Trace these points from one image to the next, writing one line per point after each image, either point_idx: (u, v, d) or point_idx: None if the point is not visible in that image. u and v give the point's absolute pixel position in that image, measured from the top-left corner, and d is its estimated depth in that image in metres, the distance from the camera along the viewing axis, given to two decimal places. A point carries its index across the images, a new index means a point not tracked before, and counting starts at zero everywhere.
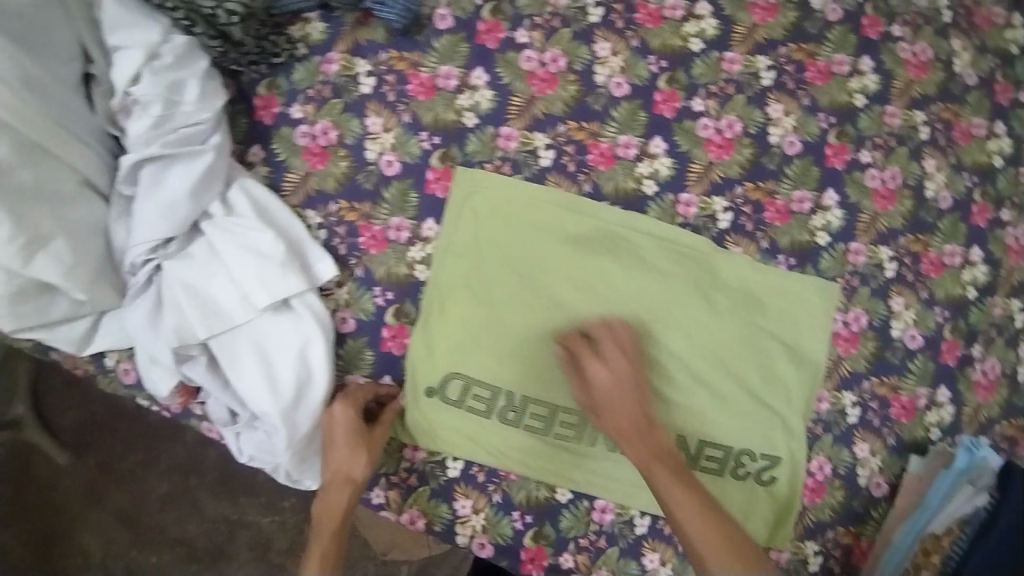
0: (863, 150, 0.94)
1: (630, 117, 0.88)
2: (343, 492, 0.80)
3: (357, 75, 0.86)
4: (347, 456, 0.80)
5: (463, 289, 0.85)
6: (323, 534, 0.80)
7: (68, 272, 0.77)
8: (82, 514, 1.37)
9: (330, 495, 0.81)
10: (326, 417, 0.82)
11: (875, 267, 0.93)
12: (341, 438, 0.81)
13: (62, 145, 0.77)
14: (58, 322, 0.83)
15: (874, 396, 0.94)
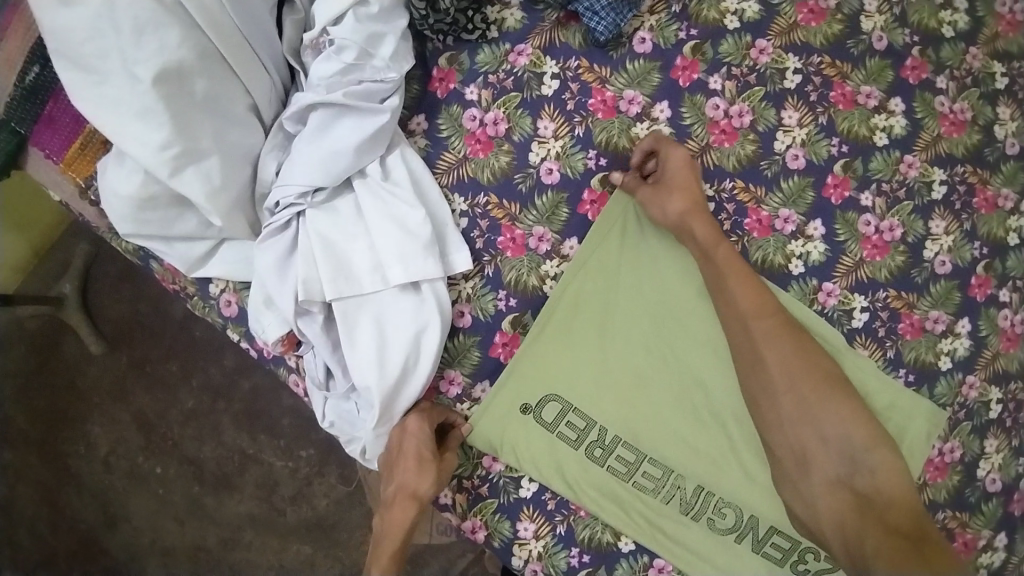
0: (1004, 288, 0.92)
1: (797, 193, 0.86)
2: (404, 513, 0.76)
3: (543, 74, 0.84)
4: (411, 475, 0.76)
5: (593, 307, 0.84)
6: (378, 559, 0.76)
7: (211, 193, 0.74)
8: (100, 407, 1.26)
9: (391, 516, 0.77)
10: (398, 429, 0.78)
11: (981, 404, 0.92)
12: (407, 454, 0.77)
13: (244, 62, 0.74)
14: (182, 238, 0.80)
15: (945, 528, 0.92)
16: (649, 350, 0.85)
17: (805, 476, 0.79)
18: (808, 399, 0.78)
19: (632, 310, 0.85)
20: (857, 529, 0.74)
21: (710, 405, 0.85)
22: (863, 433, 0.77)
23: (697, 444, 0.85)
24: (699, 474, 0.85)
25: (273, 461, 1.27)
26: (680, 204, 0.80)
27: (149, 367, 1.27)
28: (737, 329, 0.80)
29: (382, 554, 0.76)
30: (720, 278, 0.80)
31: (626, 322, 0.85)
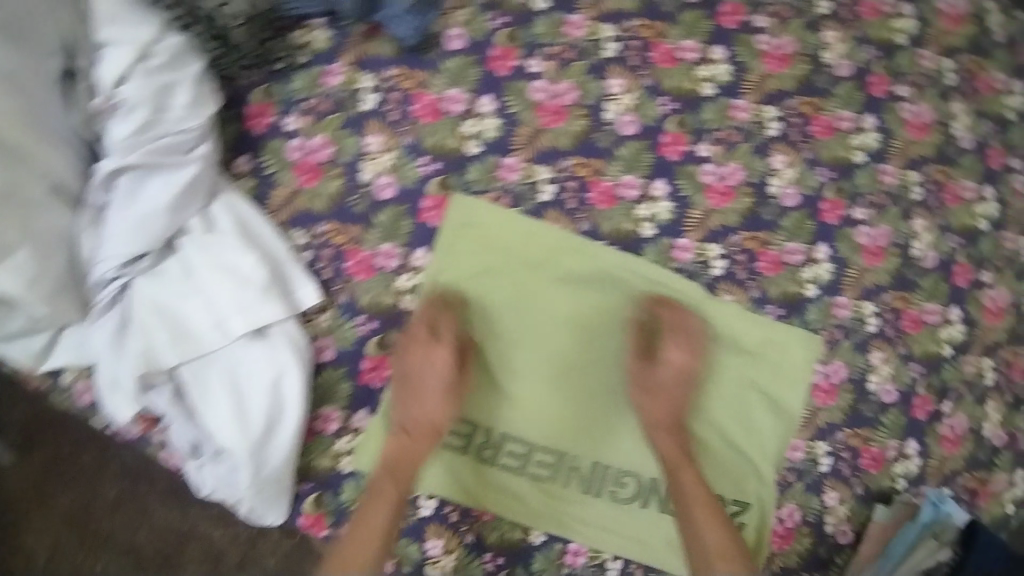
0: (857, 207, 0.94)
1: (636, 157, 0.86)
2: (421, 445, 0.81)
3: (359, 90, 0.82)
4: (437, 406, 0.81)
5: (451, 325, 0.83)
6: (391, 483, 0.80)
7: (29, 284, 0.72)
8: (26, 515, 1.10)
9: (402, 449, 0.81)
10: (423, 357, 0.81)
11: (858, 320, 0.94)
12: (438, 386, 0.81)
13: (33, 145, 0.72)
14: (13, 336, 0.77)
15: (847, 446, 0.94)
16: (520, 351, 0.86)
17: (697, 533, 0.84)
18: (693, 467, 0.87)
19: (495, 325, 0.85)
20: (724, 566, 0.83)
21: (586, 384, 0.88)
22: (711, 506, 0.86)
23: (583, 422, 0.87)
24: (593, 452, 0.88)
25: (209, 530, 1.10)
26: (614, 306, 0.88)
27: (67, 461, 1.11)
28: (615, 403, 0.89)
29: (393, 486, 0.80)
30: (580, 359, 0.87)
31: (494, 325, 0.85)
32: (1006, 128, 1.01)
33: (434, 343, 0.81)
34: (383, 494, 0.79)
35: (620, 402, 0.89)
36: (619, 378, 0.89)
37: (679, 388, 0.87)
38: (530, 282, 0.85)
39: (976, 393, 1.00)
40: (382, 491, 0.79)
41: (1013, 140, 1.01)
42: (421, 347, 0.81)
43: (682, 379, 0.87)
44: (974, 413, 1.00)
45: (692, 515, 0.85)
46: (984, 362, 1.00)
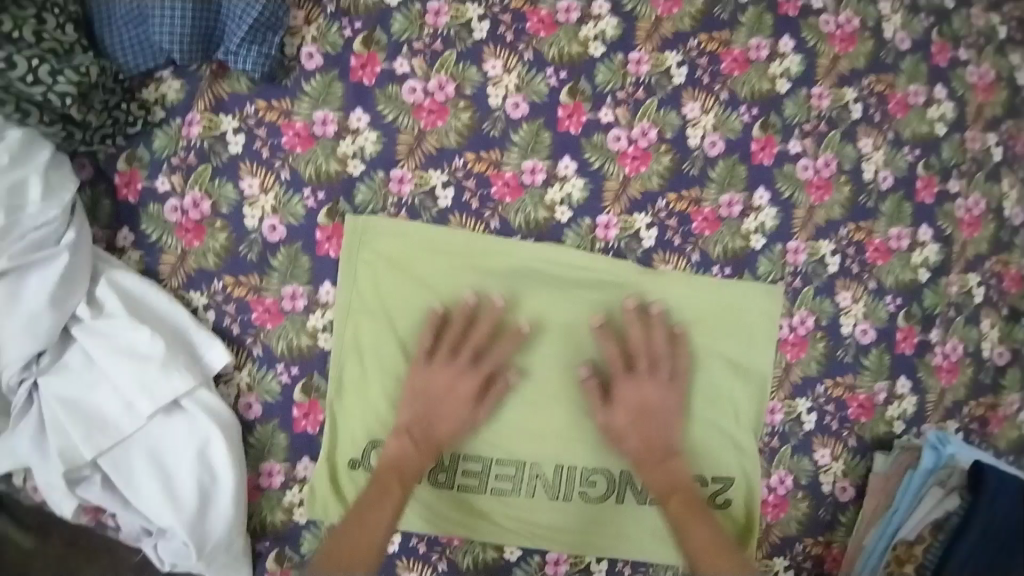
0: (791, 139, 0.85)
1: (533, 139, 0.80)
2: (423, 459, 0.75)
3: (224, 134, 0.78)
4: (452, 431, 0.76)
5: (358, 354, 0.78)
6: (392, 484, 0.73)
7: None
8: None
9: (402, 456, 0.75)
10: (450, 374, 0.76)
11: (816, 263, 0.86)
12: (459, 398, 0.76)
13: None
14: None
15: (830, 399, 0.86)
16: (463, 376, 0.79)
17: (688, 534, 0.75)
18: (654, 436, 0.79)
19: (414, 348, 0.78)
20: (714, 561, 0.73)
21: (535, 389, 0.80)
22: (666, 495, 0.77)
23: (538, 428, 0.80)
24: (552, 457, 0.80)
25: None
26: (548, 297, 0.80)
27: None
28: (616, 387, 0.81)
29: (398, 488, 0.73)
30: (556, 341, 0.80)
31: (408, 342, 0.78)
32: (948, 17, 0.92)
33: (467, 372, 0.76)
34: (373, 496, 0.72)
35: (570, 403, 0.80)
36: (569, 376, 0.80)
37: (646, 419, 0.79)
38: (446, 287, 0.79)
39: (968, 314, 0.92)
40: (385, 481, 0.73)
41: (957, 30, 0.92)
42: (452, 368, 0.76)
43: (647, 411, 0.79)
44: (969, 336, 0.92)
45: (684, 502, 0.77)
46: (969, 279, 0.91)
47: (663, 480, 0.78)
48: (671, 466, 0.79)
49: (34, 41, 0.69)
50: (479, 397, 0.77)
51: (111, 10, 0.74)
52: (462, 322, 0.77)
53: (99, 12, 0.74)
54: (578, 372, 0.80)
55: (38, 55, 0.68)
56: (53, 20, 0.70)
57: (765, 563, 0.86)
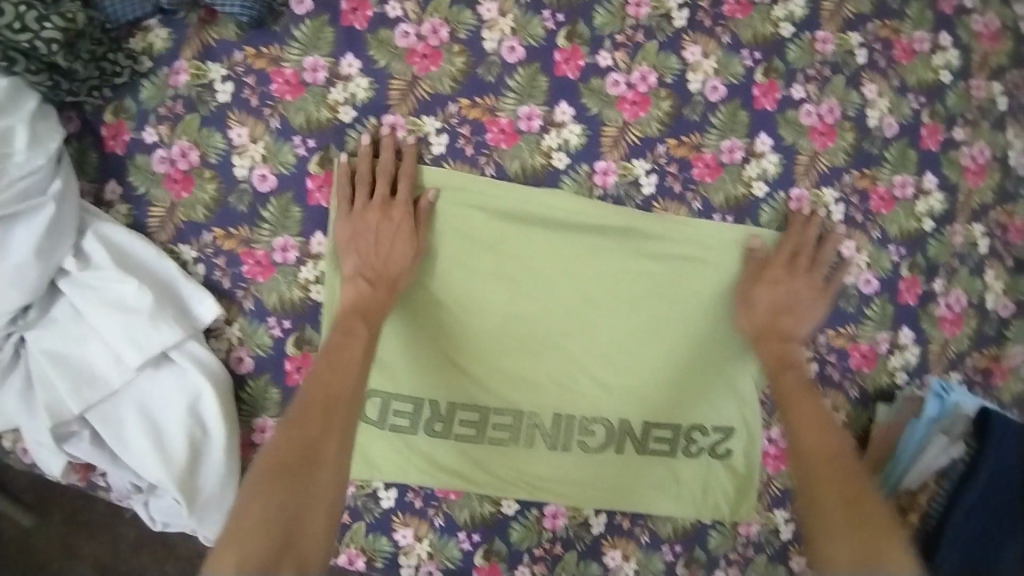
0: (795, 85, 0.83)
1: (530, 84, 0.78)
2: (380, 296, 0.74)
3: (212, 82, 0.75)
4: (402, 267, 0.75)
5: None
6: (355, 325, 0.71)
7: None
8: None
9: (360, 297, 0.73)
10: (379, 221, 0.75)
11: (819, 211, 0.84)
12: (397, 238, 0.75)
13: None
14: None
15: (831, 348, 0.86)
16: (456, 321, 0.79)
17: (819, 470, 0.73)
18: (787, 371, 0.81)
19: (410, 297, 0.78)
20: (825, 499, 0.70)
21: (534, 336, 0.80)
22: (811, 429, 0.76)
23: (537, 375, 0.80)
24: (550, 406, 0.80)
25: None
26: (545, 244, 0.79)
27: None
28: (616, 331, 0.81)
29: (365, 330, 0.72)
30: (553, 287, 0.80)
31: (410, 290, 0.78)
32: None
33: (391, 207, 0.75)
34: (338, 349, 0.70)
35: (570, 351, 0.80)
36: (567, 326, 0.80)
37: (792, 314, 0.82)
38: (456, 227, 0.78)
39: (972, 265, 0.90)
40: (349, 329, 0.71)
41: None
42: (371, 207, 0.75)
43: (788, 304, 0.82)
44: (973, 287, 0.90)
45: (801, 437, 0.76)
46: (973, 230, 0.90)
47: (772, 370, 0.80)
48: (789, 358, 0.81)
49: None
50: (416, 227, 0.76)
51: None
52: (368, 170, 0.76)
53: None
54: (575, 321, 0.80)
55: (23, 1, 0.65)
56: None
57: (765, 515, 0.85)
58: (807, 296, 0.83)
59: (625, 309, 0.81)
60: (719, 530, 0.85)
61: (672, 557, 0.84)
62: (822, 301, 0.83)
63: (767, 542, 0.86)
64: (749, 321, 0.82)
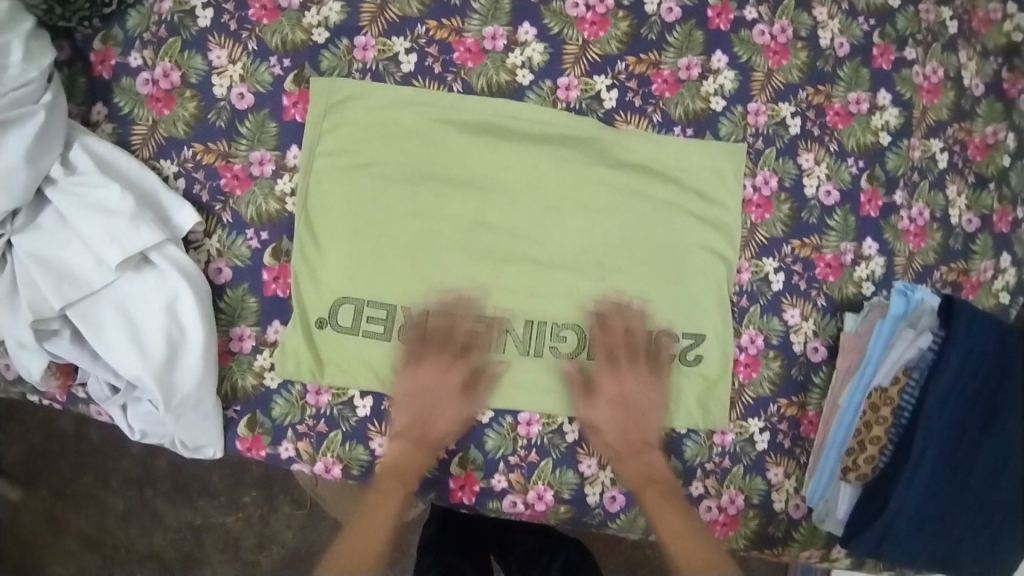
0: (747, 7, 0.87)
1: (493, 7, 0.83)
2: (424, 458, 0.79)
3: (193, 8, 0.80)
4: (449, 430, 0.80)
5: (329, 212, 0.80)
6: (392, 486, 0.78)
7: None
8: (47, 548, 1.20)
9: (404, 456, 0.79)
10: (433, 377, 0.80)
11: (777, 125, 0.87)
12: (447, 404, 0.80)
13: None
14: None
15: (797, 259, 0.87)
16: (425, 229, 0.80)
17: (677, 529, 0.79)
18: (638, 422, 0.82)
19: (380, 207, 0.80)
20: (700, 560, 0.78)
21: (504, 244, 0.82)
22: (654, 488, 0.81)
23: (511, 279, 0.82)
24: (521, 313, 0.82)
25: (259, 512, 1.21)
26: (513, 155, 0.82)
27: (72, 488, 1.20)
28: (587, 240, 0.83)
29: (398, 488, 0.79)
30: (523, 195, 0.82)
31: (382, 198, 0.80)
32: None
33: (450, 365, 0.81)
34: (371, 508, 0.79)
35: (540, 259, 0.82)
36: (536, 235, 0.82)
37: (638, 423, 0.83)
38: (391, 157, 0.81)
39: (932, 179, 0.93)
40: (386, 487, 0.79)
41: None
42: (436, 362, 0.80)
43: (625, 413, 0.82)
44: (934, 201, 0.93)
45: (658, 500, 0.80)
46: (931, 145, 0.93)
47: (641, 474, 0.81)
48: (648, 460, 0.82)
49: None
50: (465, 386, 0.81)
51: None
52: (417, 211, 0.80)
53: None
54: (546, 232, 0.82)
55: None
56: None
57: (739, 424, 0.86)
58: (648, 390, 0.83)
59: (593, 217, 0.83)
60: (694, 441, 0.86)
61: None
62: (653, 398, 0.83)
63: (743, 451, 0.86)
64: (604, 390, 0.82)
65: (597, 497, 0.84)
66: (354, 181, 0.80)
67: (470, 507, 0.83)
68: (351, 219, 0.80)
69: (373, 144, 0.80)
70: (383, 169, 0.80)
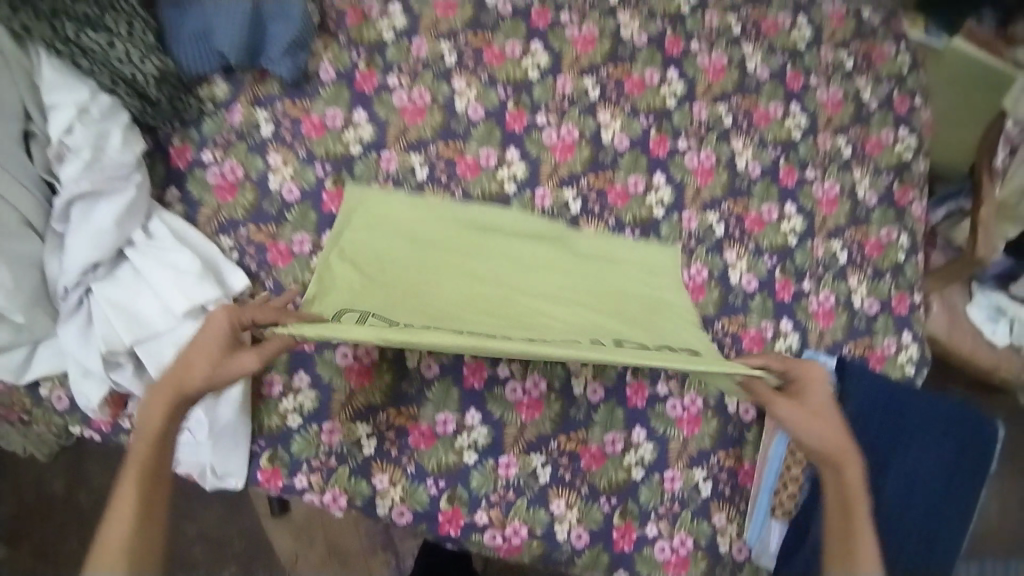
0: (680, 139, 1.14)
1: (487, 134, 1.08)
2: (168, 413, 0.79)
3: (258, 123, 1.05)
4: (193, 377, 0.79)
5: (348, 273, 0.96)
6: (143, 443, 0.78)
7: (10, 294, 0.88)
8: None
9: (150, 413, 0.79)
10: (202, 326, 0.82)
11: (705, 228, 1.11)
12: (204, 353, 0.80)
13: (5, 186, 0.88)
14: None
15: (727, 333, 1.08)
16: (431, 284, 0.95)
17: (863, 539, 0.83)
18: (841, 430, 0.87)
19: (392, 269, 0.96)
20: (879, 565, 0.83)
21: (493, 300, 0.96)
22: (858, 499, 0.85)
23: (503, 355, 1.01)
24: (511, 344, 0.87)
25: None
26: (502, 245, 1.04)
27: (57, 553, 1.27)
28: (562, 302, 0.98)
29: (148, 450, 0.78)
30: (507, 271, 1.00)
31: (394, 264, 0.97)
32: (798, 55, 1.25)
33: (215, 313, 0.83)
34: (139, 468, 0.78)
35: None
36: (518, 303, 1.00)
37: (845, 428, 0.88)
38: (404, 238, 1.01)
39: (835, 270, 1.17)
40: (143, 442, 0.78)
41: (806, 65, 1.25)
42: (212, 321, 0.83)
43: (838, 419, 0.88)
44: (838, 288, 1.16)
45: (853, 513, 0.84)
46: (832, 244, 1.18)
47: (852, 479, 0.85)
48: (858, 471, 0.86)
49: (128, 35, 0.95)
50: (230, 337, 0.82)
51: (180, 32, 1.02)
52: (420, 273, 0.96)
53: (172, 32, 1.02)
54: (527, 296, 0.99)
55: (132, 44, 0.95)
56: (141, 26, 0.97)
57: (686, 472, 1.02)
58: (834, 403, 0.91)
59: (563, 287, 1.00)
60: (648, 486, 1.01)
61: (610, 507, 0.99)
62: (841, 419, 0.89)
63: (690, 497, 1.01)
64: (819, 394, 0.89)
65: (565, 535, 0.97)
66: (371, 254, 0.98)
67: (455, 540, 0.96)
68: (368, 277, 0.95)
69: (391, 229, 1.01)
70: (397, 246, 0.99)
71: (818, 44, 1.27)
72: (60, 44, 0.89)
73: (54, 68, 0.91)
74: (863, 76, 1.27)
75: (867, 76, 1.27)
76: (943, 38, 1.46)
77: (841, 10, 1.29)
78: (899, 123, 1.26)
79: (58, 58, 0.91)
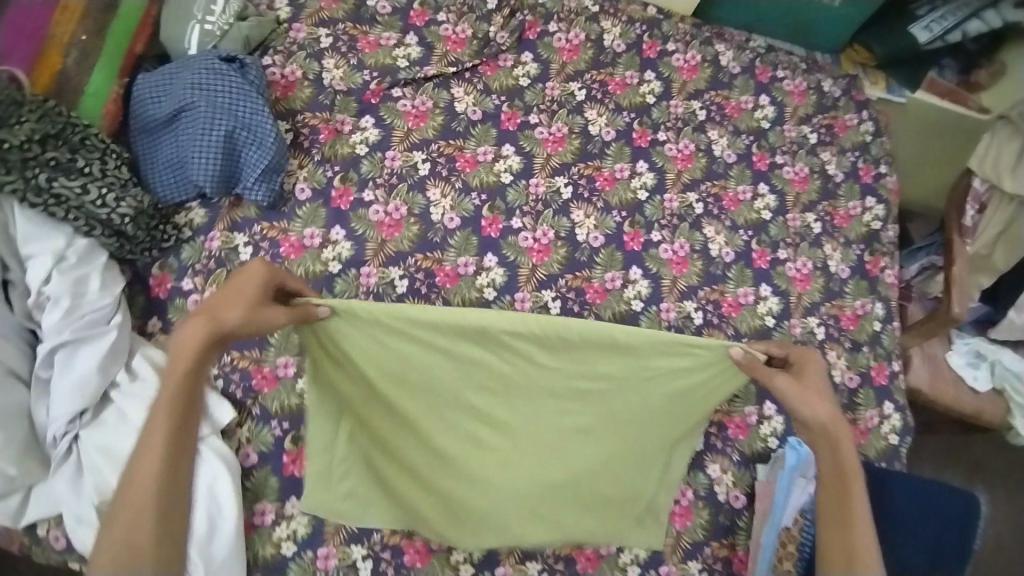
0: (653, 231, 1.17)
1: (465, 242, 1.10)
2: (203, 350, 0.77)
3: (237, 246, 1.05)
4: (221, 322, 0.78)
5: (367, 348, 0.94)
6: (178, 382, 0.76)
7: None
8: None
9: (184, 344, 0.76)
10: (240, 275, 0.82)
11: (684, 318, 1.13)
12: (241, 298, 0.80)
13: None
14: None
15: (711, 422, 1.10)
16: None
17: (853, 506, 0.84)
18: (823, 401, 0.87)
19: None
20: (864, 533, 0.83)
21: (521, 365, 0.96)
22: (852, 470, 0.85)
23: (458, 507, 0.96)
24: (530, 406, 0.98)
25: None
26: None
27: None
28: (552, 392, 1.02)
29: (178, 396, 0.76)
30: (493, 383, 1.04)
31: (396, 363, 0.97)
32: (763, 135, 1.28)
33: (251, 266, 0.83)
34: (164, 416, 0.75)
35: None
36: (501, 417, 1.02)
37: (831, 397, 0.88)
38: None
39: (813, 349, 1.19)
40: (178, 378, 0.76)
41: (772, 143, 1.28)
42: (241, 275, 0.82)
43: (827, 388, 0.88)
44: None
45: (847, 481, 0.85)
46: (809, 321, 1.19)
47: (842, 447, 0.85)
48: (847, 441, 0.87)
49: (100, 176, 0.97)
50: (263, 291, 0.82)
51: (157, 163, 1.04)
52: None
53: (150, 163, 1.04)
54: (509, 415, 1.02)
55: (105, 185, 0.96)
56: (114, 162, 0.99)
57: (680, 566, 1.03)
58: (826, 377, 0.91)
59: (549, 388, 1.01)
60: None
61: None
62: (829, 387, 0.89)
63: None
64: (810, 375, 0.89)
65: None
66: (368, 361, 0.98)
67: None
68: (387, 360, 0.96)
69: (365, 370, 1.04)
70: None
71: (782, 122, 1.30)
72: (33, 193, 0.90)
73: (27, 218, 0.92)
74: (827, 151, 1.31)
75: (831, 150, 1.31)
76: (907, 93, 1.41)
77: (801, 88, 1.33)
78: (867, 194, 1.30)
79: (31, 208, 0.92)
